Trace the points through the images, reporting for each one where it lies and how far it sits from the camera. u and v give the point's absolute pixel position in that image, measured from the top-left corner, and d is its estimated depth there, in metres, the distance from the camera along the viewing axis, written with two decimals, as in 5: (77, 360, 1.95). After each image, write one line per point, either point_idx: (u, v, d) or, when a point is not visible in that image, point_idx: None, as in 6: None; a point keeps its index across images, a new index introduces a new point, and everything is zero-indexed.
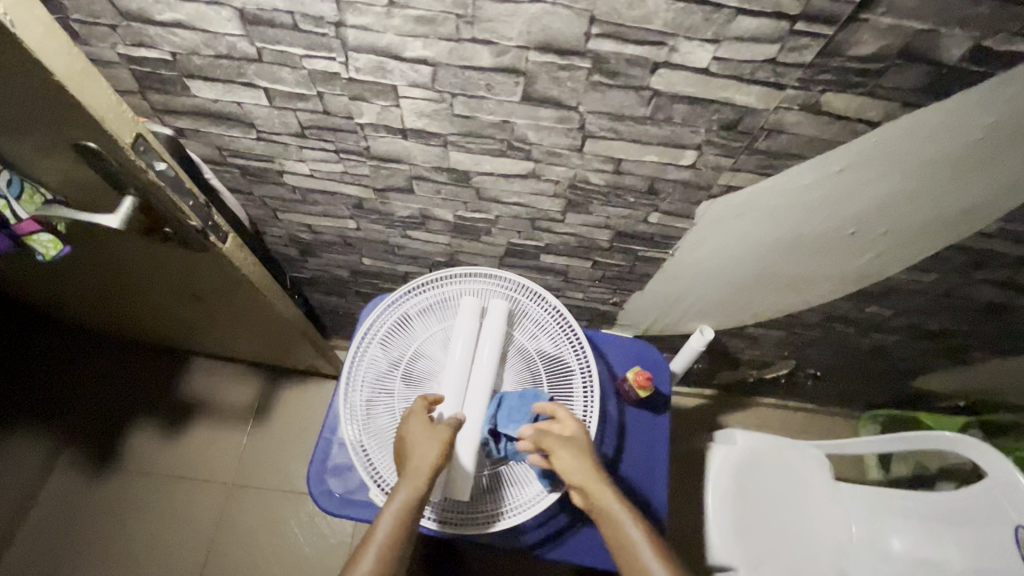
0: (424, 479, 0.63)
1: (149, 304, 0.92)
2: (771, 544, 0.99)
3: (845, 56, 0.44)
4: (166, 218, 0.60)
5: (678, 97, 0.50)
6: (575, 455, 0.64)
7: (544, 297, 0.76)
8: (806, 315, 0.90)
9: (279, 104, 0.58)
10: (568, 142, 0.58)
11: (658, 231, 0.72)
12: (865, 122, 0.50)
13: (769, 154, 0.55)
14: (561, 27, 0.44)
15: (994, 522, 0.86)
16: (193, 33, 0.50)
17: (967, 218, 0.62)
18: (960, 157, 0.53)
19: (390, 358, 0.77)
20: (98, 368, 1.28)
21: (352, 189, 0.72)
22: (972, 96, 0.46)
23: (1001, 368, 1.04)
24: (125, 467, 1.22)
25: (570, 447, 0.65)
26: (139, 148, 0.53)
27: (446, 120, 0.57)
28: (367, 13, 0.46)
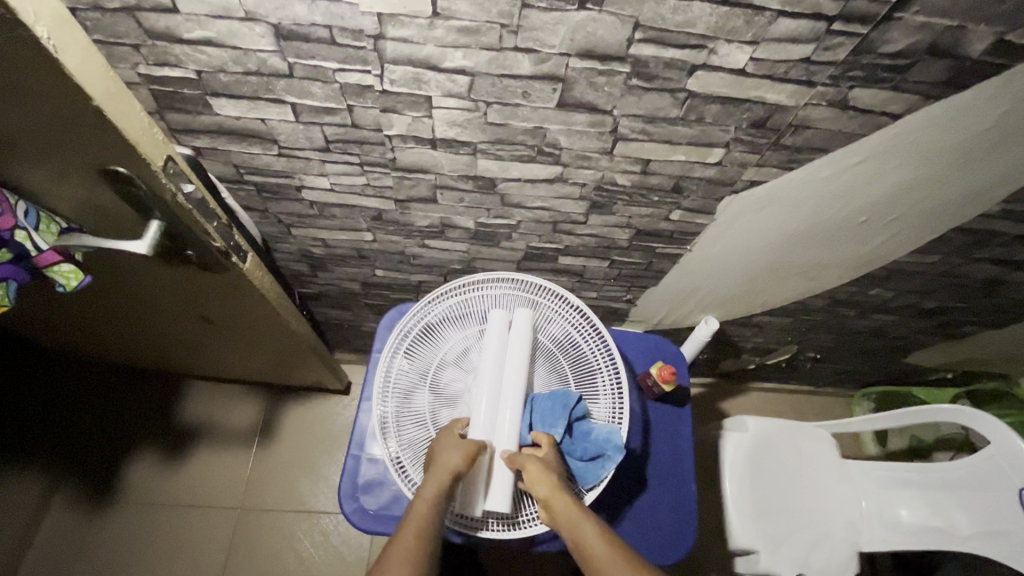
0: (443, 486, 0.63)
1: (154, 329, 0.89)
2: (788, 526, 1.03)
3: (876, 53, 0.46)
4: (189, 241, 0.58)
5: (711, 98, 0.51)
6: (538, 471, 0.65)
7: (566, 297, 0.76)
8: (813, 301, 0.94)
9: (305, 119, 0.57)
10: (598, 145, 0.58)
11: (678, 228, 0.74)
12: (888, 115, 0.52)
13: (793, 149, 0.57)
14: (604, 34, 0.45)
15: (1000, 488, 0.86)
16: (222, 51, 0.49)
17: (975, 199, 0.64)
18: (972, 143, 0.56)
19: (415, 369, 0.76)
20: (90, 399, 1.23)
21: (373, 201, 0.71)
22: (988, 87, 0.49)
23: (989, 340, 1.10)
24: (127, 501, 1.17)
25: (534, 465, 0.65)
26: (169, 170, 0.51)
27: (478, 129, 0.57)
28: (409, 25, 0.45)
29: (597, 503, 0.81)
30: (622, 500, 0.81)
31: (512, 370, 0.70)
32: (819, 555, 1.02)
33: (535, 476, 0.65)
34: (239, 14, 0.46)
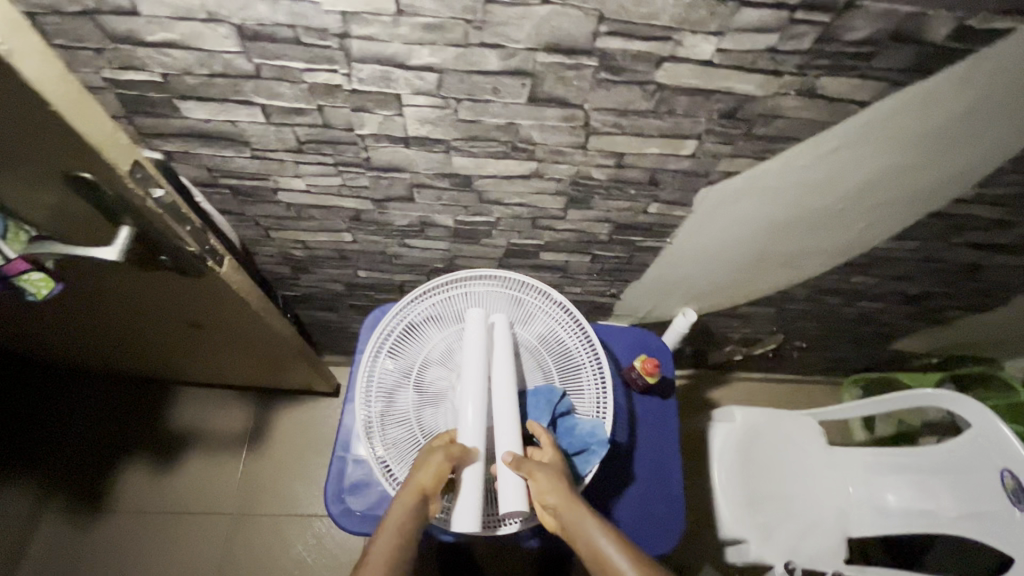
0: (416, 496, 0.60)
1: (135, 336, 0.88)
2: (778, 514, 1.04)
3: (840, 41, 0.46)
4: (163, 245, 0.58)
5: (681, 89, 0.51)
6: (545, 477, 0.62)
7: (549, 294, 0.76)
8: (796, 291, 0.94)
9: (276, 120, 0.57)
10: (572, 140, 0.58)
11: (658, 221, 0.74)
12: (857, 103, 0.52)
13: (765, 139, 0.57)
14: (569, 28, 0.45)
15: (984, 470, 0.87)
16: (187, 53, 0.49)
17: (947, 186, 0.65)
18: (943, 131, 0.56)
19: (400, 369, 0.76)
20: (76, 409, 1.22)
21: (350, 201, 0.71)
22: (954, 73, 0.49)
23: (971, 324, 1.11)
24: (117, 510, 1.16)
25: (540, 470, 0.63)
26: (137, 176, 0.50)
27: (450, 126, 0.57)
28: (373, 23, 0.45)
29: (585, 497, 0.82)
30: (610, 494, 0.82)
31: (500, 371, 0.69)
32: (810, 542, 1.03)
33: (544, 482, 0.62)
34: (201, 15, 0.45)
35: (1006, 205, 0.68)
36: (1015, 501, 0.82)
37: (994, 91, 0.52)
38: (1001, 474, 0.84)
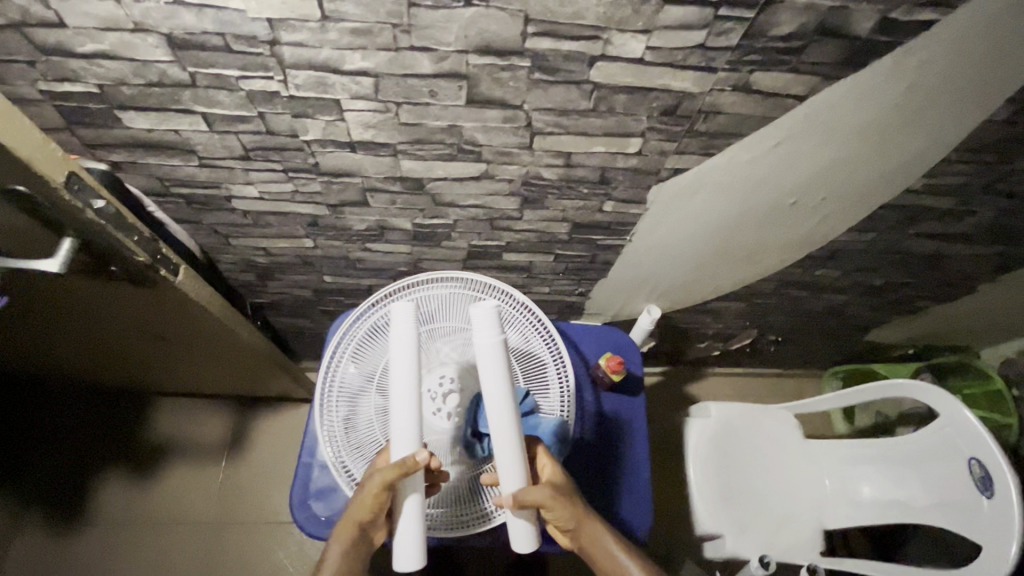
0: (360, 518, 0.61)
1: (101, 347, 0.88)
2: (753, 507, 1.04)
3: (768, 36, 0.46)
4: (111, 256, 0.58)
5: (618, 88, 0.52)
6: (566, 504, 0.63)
7: (510, 293, 0.74)
8: (762, 285, 0.94)
9: (219, 128, 0.57)
10: (517, 141, 0.59)
11: (614, 219, 0.74)
12: (794, 97, 0.53)
13: (709, 135, 0.58)
14: (497, 29, 0.45)
15: (951, 458, 0.87)
16: (120, 63, 0.49)
17: (897, 175, 0.65)
18: (883, 121, 0.56)
19: (362, 373, 0.75)
20: (51, 422, 1.21)
21: (305, 207, 0.71)
22: (886, 64, 0.50)
23: (941, 314, 1.12)
24: (95, 523, 1.15)
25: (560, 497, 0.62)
26: (74, 186, 0.50)
27: (393, 130, 0.57)
28: (301, 29, 0.45)
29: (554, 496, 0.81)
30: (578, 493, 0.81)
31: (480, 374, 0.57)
32: (785, 535, 1.03)
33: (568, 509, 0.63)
34: (128, 25, 0.45)
35: (955, 193, 0.69)
36: (981, 489, 0.82)
37: (928, 81, 0.52)
38: (967, 462, 0.84)
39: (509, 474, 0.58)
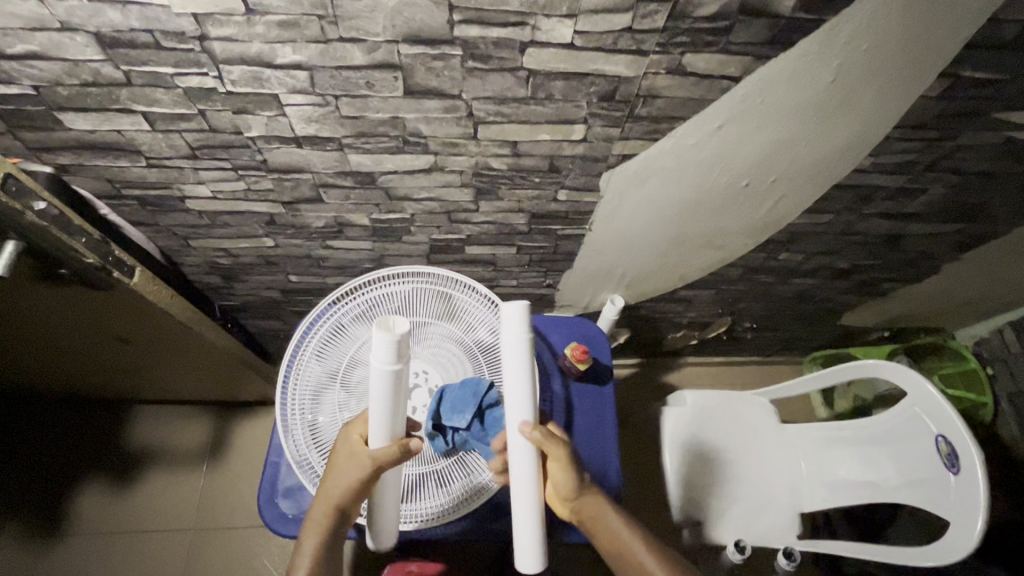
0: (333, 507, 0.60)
1: (67, 354, 0.88)
2: (730, 493, 1.04)
3: (693, 17, 0.47)
4: (58, 258, 0.58)
5: (553, 74, 0.52)
6: (569, 468, 0.60)
7: (472, 287, 0.77)
8: (728, 271, 0.95)
9: (162, 127, 0.57)
10: (461, 131, 0.59)
11: (571, 208, 0.74)
12: (728, 78, 0.53)
13: (650, 120, 0.58)
14: (423, 18, 0.45)
15: (920, 436, 0.88)
16: (52, 63, 0.49)
17: (843, 156, 0.66)
18: (821, 101, 0.57)
19: (326, 370, 0.76)
20: (29, 433, 1.21)
21: (260, 205, 0.71)
22: (815, 42, 0.50)
23: (911, 295, 1.13)
24: (75, 532, 1.15)
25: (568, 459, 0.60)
26: (11, 188, 0.50)
27: (336, 123, 0.57)
28: (228, 23, 0.45)
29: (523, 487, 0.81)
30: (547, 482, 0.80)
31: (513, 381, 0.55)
32: (763, 519, 1.03)
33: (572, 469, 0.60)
34: (55, 25, 0.45)
35: (903, 172, 0.70)
36: (947, 465, 0.82)
37: (859, 60, 0.53)
38: (934, 439, 0.85)
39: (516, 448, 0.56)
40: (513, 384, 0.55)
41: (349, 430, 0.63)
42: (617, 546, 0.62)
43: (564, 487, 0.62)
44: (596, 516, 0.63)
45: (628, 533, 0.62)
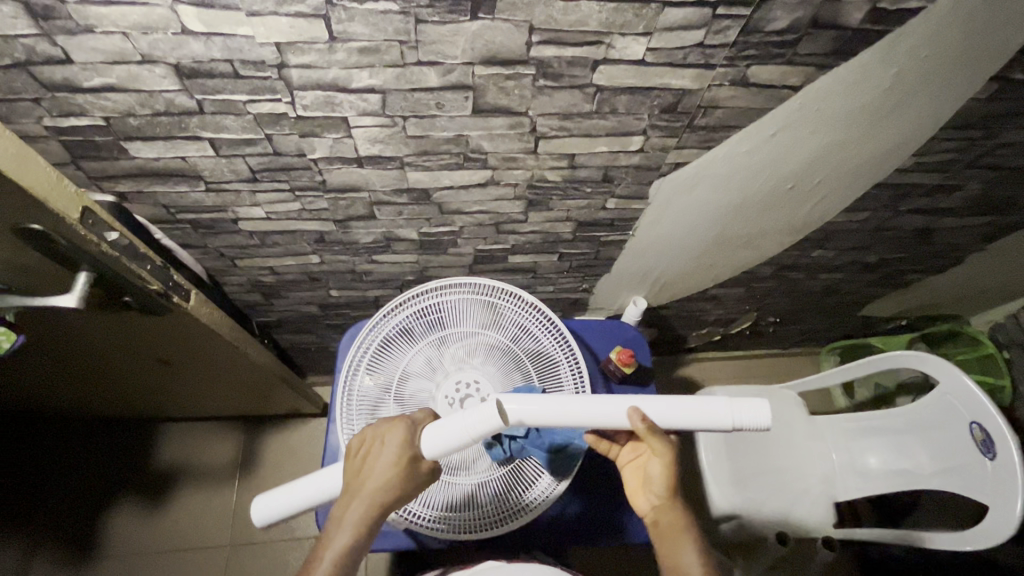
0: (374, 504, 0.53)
1: (108, 378, 0.87)
2: (767, 485, 0.99)
3: (764, 32, 0.48)
4: (123, 286, 0.57)
5: (620, 89, 0.53)
6: (669, 465, 0.60)
7: (519, 295, 0.70)
8: (761, 269, 0.97)
9: (226, 152, 0.57)
10: (522, 146, 0.59)
11: (617, 215, 0.75)
12: (789, 88, 0.55)
13: (708, 129, 0.59)
14: (503, 40, 0.46)
15: (955, 424, 0.84)
16: (126, 95, 0.49)
17: (892, 154, 0.67)
18: (876, 106, 0.59)
19: (375, 387, 0.70)
20: (58, 456, 1.19)
21: (312, 224, 0.71)
22: (876, 52, 0.52)
23: (932, 285, 1.15)
24: (110, 555, 1.13)
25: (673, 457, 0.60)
26: (87, 222, 0.50)
27: (401, 143, 0.57)
28: (309, 51, 0.46)
29: (577, 489, 0.78)
30: (598, 484, 0.79)
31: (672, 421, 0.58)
32: (800, 509, 0.98)
33: (669, 467, 0.60)
34: (136, 58, 0.45)
35: (943, 169, 0.71)
36: (984, 451, 0.78)
37: (917, 68, 0.54)
38: (969, 426, 0.81)
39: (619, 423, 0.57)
40: (692, 412, 0.58)
41: (398, 428, 0.56)
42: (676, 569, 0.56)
43: (657, 482, 0.61)
44: (673, 528, 0.59)
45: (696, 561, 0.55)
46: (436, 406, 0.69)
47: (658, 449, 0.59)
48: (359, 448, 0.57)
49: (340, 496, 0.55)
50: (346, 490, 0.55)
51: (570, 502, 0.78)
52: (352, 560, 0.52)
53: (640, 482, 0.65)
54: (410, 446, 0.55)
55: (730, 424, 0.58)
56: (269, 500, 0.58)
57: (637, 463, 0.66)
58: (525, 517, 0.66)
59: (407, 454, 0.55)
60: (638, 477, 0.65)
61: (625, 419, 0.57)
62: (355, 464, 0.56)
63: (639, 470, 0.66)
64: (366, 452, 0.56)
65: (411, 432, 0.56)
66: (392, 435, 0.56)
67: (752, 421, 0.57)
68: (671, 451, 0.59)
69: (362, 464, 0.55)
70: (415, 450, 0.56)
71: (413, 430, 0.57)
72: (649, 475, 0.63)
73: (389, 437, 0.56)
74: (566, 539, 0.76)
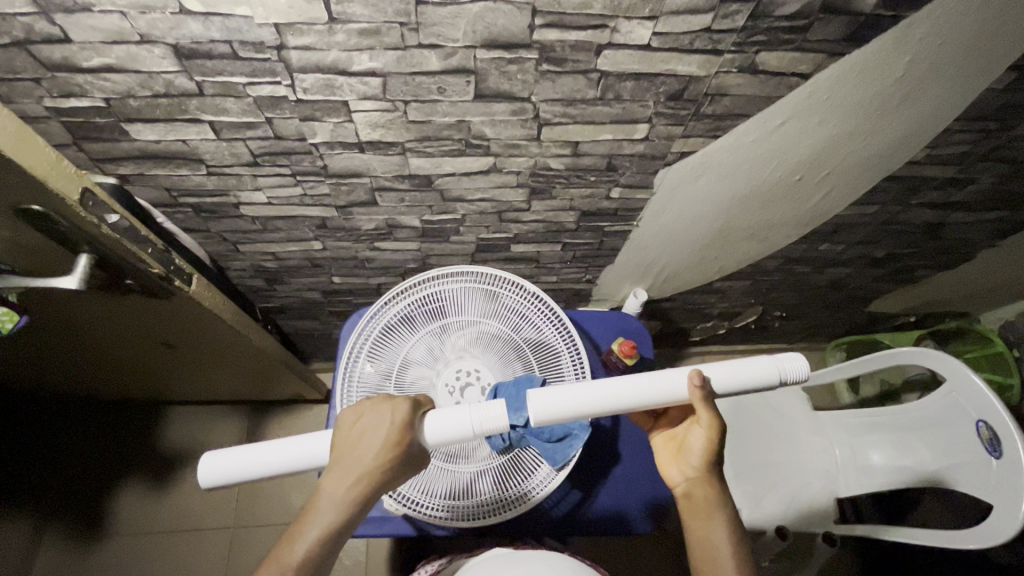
0: (363, 484, 0.51)
1: (111, 360, 0.88)
2: (766, 479, 0.98)
3: (773, 16, 0.47)
4: (125, 269, 0.57)
5: (624, 75, 0.52)
6: (711, 442, 0.59)
7: (520, 284, 0.69)
8: (767, 262, 0.95)
9: (227, 136, 0.57)
10: (524, 133, 0.59)
11: (621, 205, 0.75)
12: (798, 75, 0.53)
13: (715, 118, 0.58)
14: (505, 23, 0.45)
15: (959, 421, 0.81)
16: (126, 76, 0.49)
17: (904, 144, 0.66)
18: (887, 95, 0.57)
19: (375, 374, 0.70)
20: (65, 437, 1.21)
21: (315, 210, 0.71)
22: (890, 37, 0.50)
23: (942, 281, 1.14)
24: (116, 534, 1.15)
25: (717, 434, 0.59)
26: (88, 203, 0.50)
27: (402, 128, 0.57)
28: (309, 32, 0.45)
29: (576, 479, 0.78)
30: (598, 474, 0.78)
31: (724, 382, 0.58)
32: (800, 504, 0.97)
33: (713, 442, 0.59)
34: (134, 37, 0.45)
35: (956, 162, 0.70)
36: (990, 451, 0.75)
37: (930, 55, 0.53)
38: (975, 425, 0.78)
39: (674, 392, 0.57)
40: (740, 368, 0.58)
41: (398, 409, 0.54)
42: (706, 545, 0.57)
43: (696, 454, 0.60)
44: (704, 505, 0.59)
45: (727, 541, 0.57)
46: (436, 394, 0.69)
47: (705, 421, 0.58)
48: (352, 420, 0.54)
49: (327, 469, 0.52)
50: (334, 465, 0.52)
51: (568, 491, 0.77)
52: (335, 539, 0.49)
53: (674, 452, 0.64)
54: (408, 429, 0.54)
55: (778, 376, 0.58)
56: (216, 459, 0.54)
57: (670, 434, 0.66)
58: (512, 510, 0.66)
59: (405, 437, 0.53)
60: (671, 447, 0.65)
61: (685, 385, 0.57)
62: (347, 438, 0.53)
63: (675, 440, 0.65)
64: (361, 427, 0.53)
65: (410, 413, 0.54)
66: (391, 415, 0.54)
67: (800, 372, 0.58)
68: (718, 424, 0.58)
69: (354, 439, 0.53)
70: (413, 433, 0.54)
71: (412, 412, 0.55)
72: (688, 446, 0.62)
73: (387, 416, 0.54)
74: (564, 528, 0.76)
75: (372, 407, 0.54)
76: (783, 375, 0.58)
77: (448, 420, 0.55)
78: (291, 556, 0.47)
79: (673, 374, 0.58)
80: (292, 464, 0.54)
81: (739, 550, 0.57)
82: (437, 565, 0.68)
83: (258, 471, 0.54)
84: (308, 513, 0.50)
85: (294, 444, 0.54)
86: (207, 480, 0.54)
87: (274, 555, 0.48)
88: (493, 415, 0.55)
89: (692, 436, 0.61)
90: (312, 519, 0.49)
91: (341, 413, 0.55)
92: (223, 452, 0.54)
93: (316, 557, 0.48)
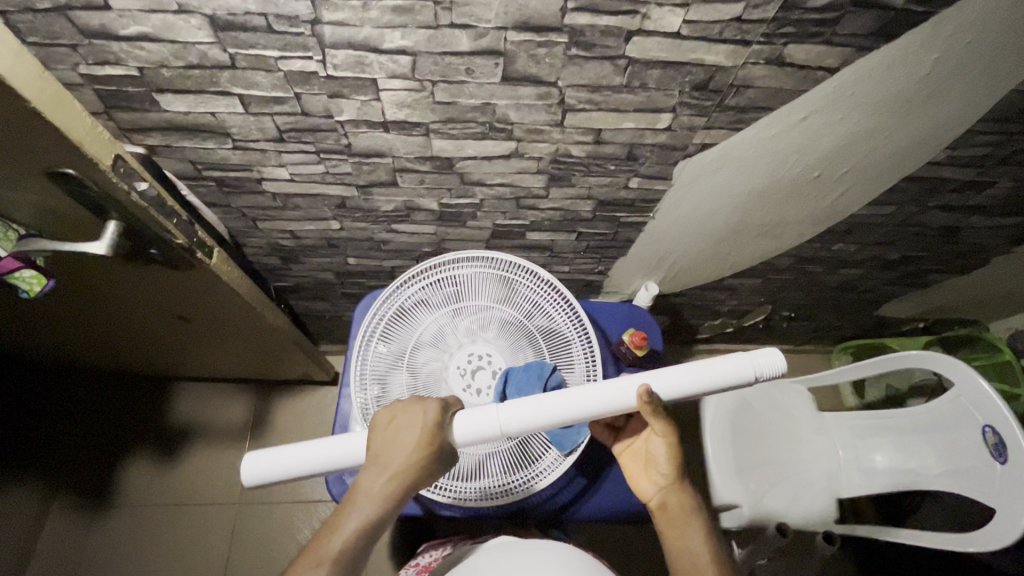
0: (397, 484, 0.52)
1: (125, 330, 0.88)
2: (771, 477, 0.95)
3: (804, 8, 0.47)
4: (151, 240, 0.58)
5: (652, 63, 0.52)
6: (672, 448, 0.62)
7: (535, 271, 0.69)
8: (779, 260, 0.95)
9: (254, 110, 0.57)
10: (548, 117, 0.59)
11: (638, 196, 0.75)
12: (825, 69, 0.54)
13: (737, 110, 0.58)
14: (537, 5, 0.45)
15: (966, 426, 0.80)
16: (161, 45, 0.49)
17: (924, 145, 0.66)
18: (912, 93, 0.57)
19: (390, 356, 0.70)
20: (76, 406, 1.22)
21: (335, 188, 0.72)
22: (919, 33, 0.50)
23: (954, 287, 1.13)
24: (123, 504, 1.17)
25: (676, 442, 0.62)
26: (119, 169, 0.50)
27: (427, 108, 0.57)
28: (343, 8, 0.46)
29: (581, 467, 0.79)
30: (602, 465, 0.79)
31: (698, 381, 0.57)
32: (802, 505, 0.95)
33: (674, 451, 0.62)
34: (172, 7, 0.46)
35: (975, 165, 0.70)
36: (995, 456, 0.74)
37: (959, 53, 0.53)
38: (980, 430, 0.77)
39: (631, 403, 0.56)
40: (713, 367, 0.56)
41: (430, 409, 0.55)
42: (687, 554, 0.58)
43: (665, 464, 0.63)
44: (680, 515, 0.60)
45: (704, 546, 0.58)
46: (448, 377, 0.70)
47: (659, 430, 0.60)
48: (386, 422, 0.55)
49: (365, 466, 0.53)
50: (371, 462, 0.53)
51: (572, 479, 0.78)
52: (371, 534, 0.51)
53: (643, 466, 0.66)
54: (440, 428, 0.54)
55: (753, 374, 0.56)
56: (261, 458, 0.54)
57: (633, 448, 0.68)
58: (513, 496, 0.67)
59: (437, 437, 0.54)
60: (638, 461, 0.67)
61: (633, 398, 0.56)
62: (382, 438, 0.54)
63: (640, 453, 0.67)
64: (395, 427, 0.54)
65: (441, 413, 0.55)
66: (423, 415, 0.55)
67: (774, 371, 0.56)
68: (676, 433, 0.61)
69: (389, 439, 0.54)
70: (445, 433, 0.55)
71: (442, 412, 0.56)
72: (654, 455, 0.64)
73: (420, 417, 0.55)
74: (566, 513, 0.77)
75: (405, 409, 0.56)
76: (759, 373, 0.56)
77: (472, 422, 0.55)
78: (330, 547, 0.49)
79: (624, 383, 0.57)
80: (333, 462, 0.55)
81: (716, 553, 0.58)
82: (442, 552, 0.69)
83: (298, 468, 0.54)
84: (347, 506, 0.51)
85: (336, 444, 0.55)
86: (252, 480, 0.54)
87: (312, 545, 0.50)
88: (509, 419, 0.55)
89: (654, 446, 0.64)
90: (350, 515, 0.51)
91: (377, 413, 0.56)
92: (264, 452, 0.55)
93: (354, 548, 0.49)
